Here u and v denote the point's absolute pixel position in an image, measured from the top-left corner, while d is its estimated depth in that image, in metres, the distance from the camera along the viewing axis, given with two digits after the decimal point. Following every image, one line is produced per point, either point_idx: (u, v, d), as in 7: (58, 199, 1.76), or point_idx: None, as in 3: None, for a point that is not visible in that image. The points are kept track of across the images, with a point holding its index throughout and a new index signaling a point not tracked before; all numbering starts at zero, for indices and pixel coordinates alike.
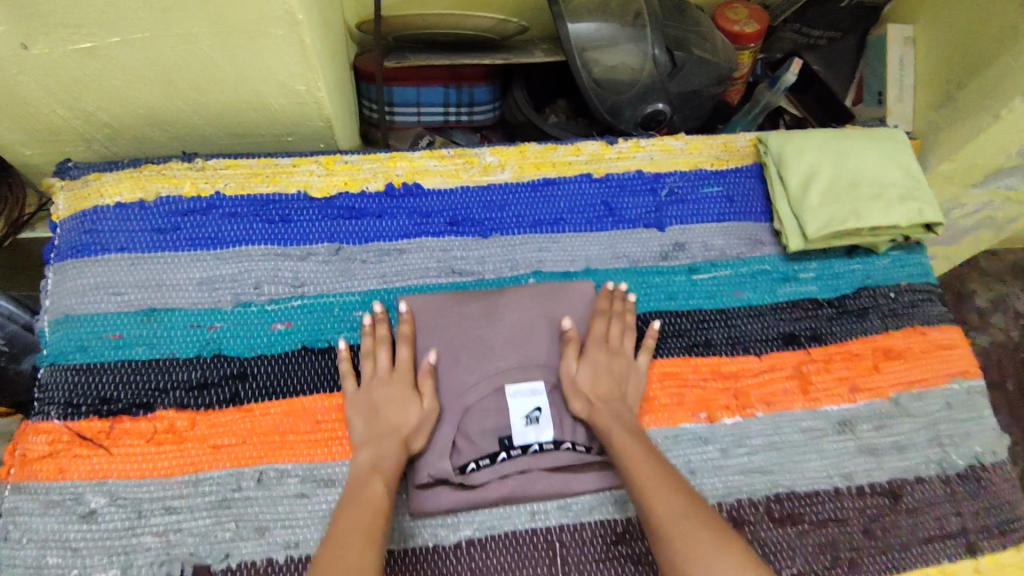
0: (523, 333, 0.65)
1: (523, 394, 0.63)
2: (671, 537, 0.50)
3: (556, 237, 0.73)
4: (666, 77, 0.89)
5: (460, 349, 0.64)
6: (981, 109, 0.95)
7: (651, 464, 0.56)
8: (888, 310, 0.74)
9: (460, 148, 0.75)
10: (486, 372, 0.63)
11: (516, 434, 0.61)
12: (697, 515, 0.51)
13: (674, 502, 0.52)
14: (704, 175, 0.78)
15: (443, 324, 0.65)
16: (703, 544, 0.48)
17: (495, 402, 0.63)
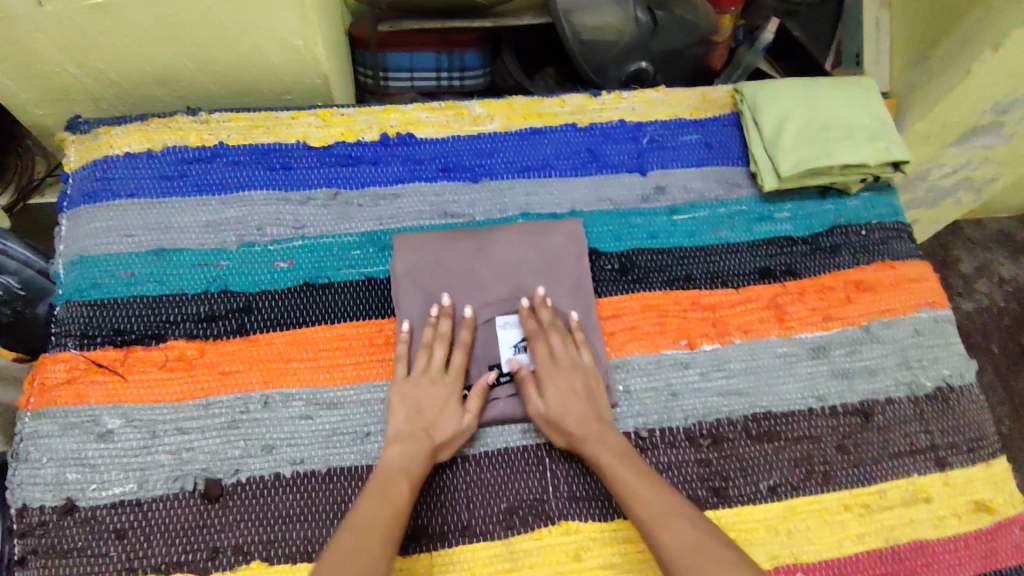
0: (511, 268, 0.69)
1: (512, 324, 0.68)
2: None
3: (543, 182, 0.77)
4: (648, 36, 0.93)
5: (453, 282, 0.68)
6: (954, 65, 0.98)
7: (656, 501, 0.56)
8: (860, 247, 0.78)
9: (451, 101, 0.79)
10: (478, 303, 0.68)
11: (506, 361, 0.67)
12: (713, 555, 0.52)
13: (687, 542, 0.53)
14: (684, 123, 0.82)
15: (436, 261, 0.68)
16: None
17: (486, 334, 0.68)
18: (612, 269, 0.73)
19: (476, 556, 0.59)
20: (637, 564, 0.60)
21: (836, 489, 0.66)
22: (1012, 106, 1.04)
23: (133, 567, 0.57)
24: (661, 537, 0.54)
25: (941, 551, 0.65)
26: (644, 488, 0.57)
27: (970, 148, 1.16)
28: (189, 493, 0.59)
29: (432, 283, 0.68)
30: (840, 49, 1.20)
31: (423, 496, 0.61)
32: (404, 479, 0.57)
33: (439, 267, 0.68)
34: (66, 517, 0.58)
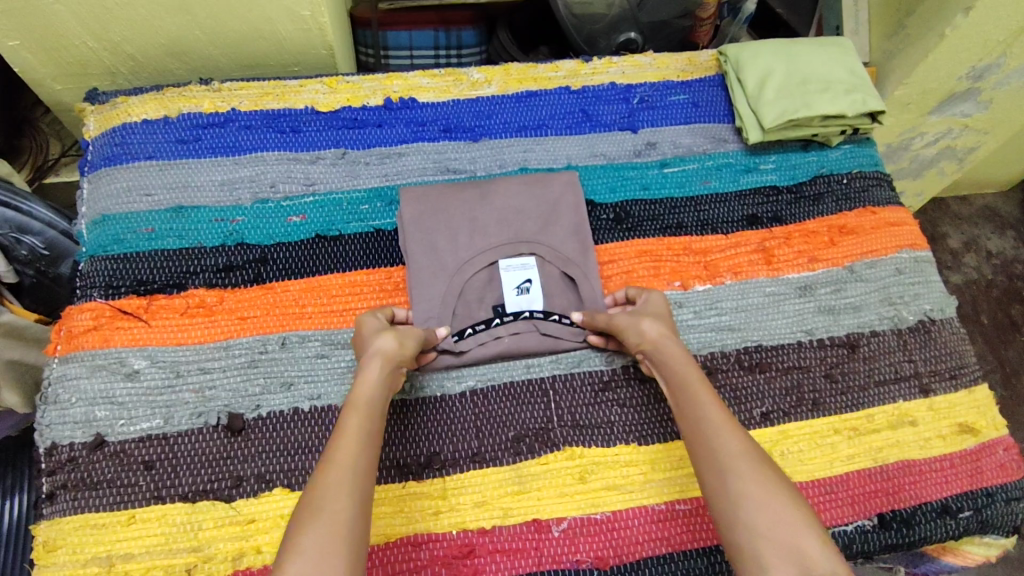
0: (511, 215, 0.73)
1: (515, 267, 0.71)
2: (732, 474, 0.52)
3: (539, 140, 0.81)
4: (636, 9, 0.97)
5: (457, 229, 0.72)
6: (928, 30, 1.03)
7: (720, 407, 0.57)
8: (841, 194, 0.82)
9: (450, 68, 0.84)
10: (481, 248, 0.71)
11: (509, 302, 0.70)
12: (763, 462, 0.53)
13: (739, 442, 0.54)
14: (671, 85, 0.86)
15: (443, 209, 0.72)
16: (756, 480, 0.51)
17: (488, 275, 0.71)
18: (608, 219, 0.77)
19: (487, 480, 0.63)
20: (639, 485, 0.64)
21: (826, 414, 0.69)
22: (987, 71, 1.09)
23: (161, 496, 0.60)
24: (718, 434, 0.55)
25: (928, 470, 0.68)
26: (709, 393, 0.58)
27: (949, 116, 1.20)
28: (213, 426, 0.62)
29: (439, 228, 0.72)
30: (822, 22, 1.22)
31: (434, 428, 0.64)
32: None
33: (446, 214, 0.72)
34: (95, 451, 0.61)
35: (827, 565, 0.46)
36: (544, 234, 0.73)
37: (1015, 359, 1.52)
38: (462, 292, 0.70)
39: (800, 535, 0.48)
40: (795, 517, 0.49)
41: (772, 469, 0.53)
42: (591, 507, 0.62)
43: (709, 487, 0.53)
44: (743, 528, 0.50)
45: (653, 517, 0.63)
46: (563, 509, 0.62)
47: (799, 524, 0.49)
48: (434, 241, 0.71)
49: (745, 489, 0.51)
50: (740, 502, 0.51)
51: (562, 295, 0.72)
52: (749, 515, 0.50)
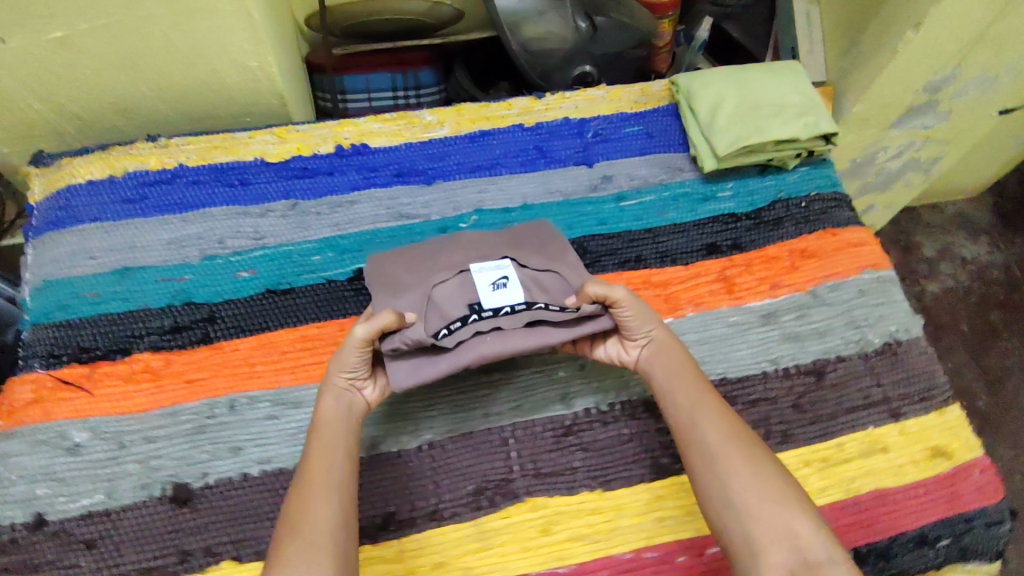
0: (480, 235, 0.69)
1: (488, 267, 0.64)
2: (720, 464, 0.55)
3: (494, 180, 0.80)
4: (589, 41, 0.98)
5: (424, 254, 0.67)
6: (880, 47, 1.03)
7: (711, 396, 0.59)
8: (802, 218, 0.81)
9: (402, 112, 0.83)
10: (450, 260, 0.65)
11: (487, 298, 0.61)
12: (751, 446, 0.56)
13: (723, 430, 0.57)
14: (625, 117, 0.86)
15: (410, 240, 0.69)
16: (745, 467, 0.54)
17: (461, 280, 0.63)
18: None
19: (447, 539, 0.60)
20: (605, 534, 0.62)
21: (796, 446, 0.67)
22: (943, 83, 1.11)
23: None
24: (702, 424, 0.57)
25: (904, 499, 0.66)
26: (699, 385, 0.60)
27: (909, 129, 1.22)
28: (158, 499, 0.60)
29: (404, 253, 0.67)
30: (777, 45, 1.21)
31: (391, 485, 0.62)
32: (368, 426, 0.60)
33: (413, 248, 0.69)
34: (35, 532, 0.58)
35: (820, 548, 0.50)
36: (517, 244, 0.68)
37: (999, 365, 1.60)
38: (433, 294, 0.62)
39: (794, 520, 0.51)
40: (786, 501, 0.52)
41: (760, 455, 0.55)
42: (556, 560, 0.60)
43: (700, 477, 0.56)
44: (733, 514, 0.53)
45: (619, 568, 0.61)
46: (526, 564, 0.60)
47: (788, 506, 0.52)
48: (401, 266, 0.66)
49: (735, 477, 0.54)
50: (733, 490, 0.53)
51: (546, 292, 0.64)
52: (738, 501, 0.53)
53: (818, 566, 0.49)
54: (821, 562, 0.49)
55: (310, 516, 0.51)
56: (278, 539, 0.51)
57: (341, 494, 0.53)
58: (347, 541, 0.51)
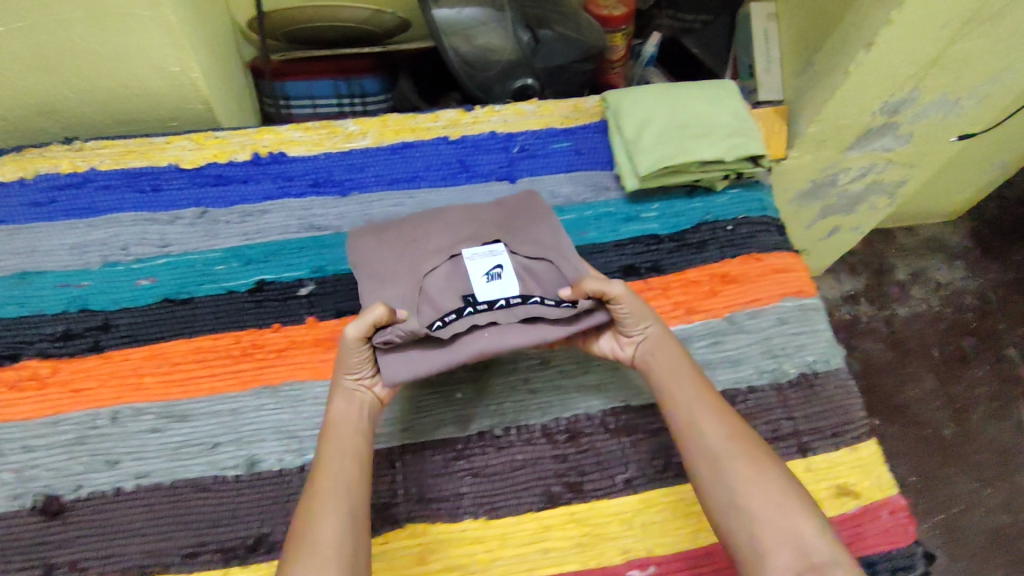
0: (469, 215, 0.68)
1: (481, 256, 0.64)
2: (726, 468, 0.56)
3: (411, 193, 0.79)
4: (530, 54, 0.96)
5: (411, 236, 0.66)
6: (833, 67, 1.00)
7: (710, 398, 0.61)
8: (726, 242, 0.79)
9: (325, 120, 0.81)
10: (439, 245, 0.65)
11: (481, 290, 0.62)
12: (756, 450, 0.57)
13: (725, 433, 0.58)
14: (554, 132, 0.84)
15: (400, 218, 0.69)
16: (748, 469, 0.56)
17: (450, 269, 0.64)
18: None
19: None
20: (485, 564, 0.60)
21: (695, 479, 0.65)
22: (902, 105, 1.09)
23: None
24: (704, 429, 0.58)
25: None
26: (699, 387, 0.61)
27: (870, 150, 1.20)
28: (27, 510, 0.59)
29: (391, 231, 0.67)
30: (737, 61, 1.20)
31: (269, 505, 0.60)
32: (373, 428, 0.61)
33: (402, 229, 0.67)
34: None
35: (822, 549, 0.51)
36: (510, 230, 0.67)
37: (964, 393, 1.58)
38: (426, 284, 0.63)
39: (797, 520, 0.53)
40: (790, 503, 0.54)
41: (764, 458, 0.57)
42: None
43: (704, 478, 0.57)
44: (739, 517, 0.54)
45: None
46: None
47: (792, 508, 0.54)
48: (387, 248, 0.65)
49: (740, 480, 0.55)
50: (736, 491, 0.55)
51: (537, 283, 0.65)
52: (745, 504, 0.54)
53: (821, 566, 0.50)
54: (825, 563, 0.51)
55: (317, 524, 0.52)
56: (294, 534, 0.52)
57: (348, 501, 0.54)
58: (357, 544, 0.52)
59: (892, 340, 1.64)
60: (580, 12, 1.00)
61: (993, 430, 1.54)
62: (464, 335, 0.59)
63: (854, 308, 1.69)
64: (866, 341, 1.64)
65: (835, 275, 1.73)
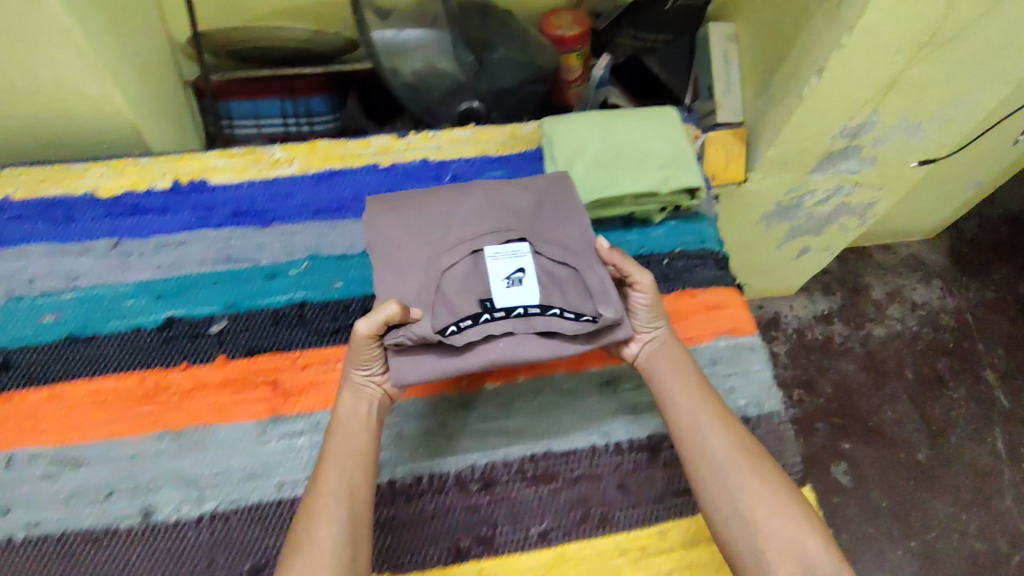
0: (493, 205, 0.66)
1: (502, 256, 0.61)
2: (731, 477, 0.56)
3: (336, 224, 0.75)
4: (475, 77, 0.93)
5: (429, 224, 0.65)
6: (790, 91, 0.97)
7: (712, 402, 0.61)
8: (660, 276, 0.76)
9: (250, 146, 0.79)
10: (460, 238, 0.63)
11: (498, 295, 0.60)
12: (759, 460, 0.57)
13: (731, 442, 0.58)
14: (489, 160, 0.82)
15: (419, 204, 0.66)
16: (753, 479, 0.56)
17: (469, 265, 0.62)
18: None
19: None
20: None
21: (613, 532, 0.62)
22: (862, 129, 1.06)
23: None
24: (709, 437, 0.58)
25: None
26: (701, 391, 0.61)
27: (835, 173, 1.17)
28: None
29: (412, 218, 0.65)
30: (698, 81, 1.15)
31: (161, 557, 0.58)
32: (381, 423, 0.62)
33: (424, 211, 0.65)
34: None
35: (826, 561, 0.52)
36: (537, 228, 0.65)
37: (941, 416, 1.54)
38: (441, 285, 0.60)
39: (801, 532, 0.53)
40: (794, 514, 0.54)
41: (767, 467, 0.57)
42: None
43: (707, 485, 0.57)
44: (744, 528, 0.54)
45: None
46: None
47: (797, 519, 0.54)
48: (401, 236, 0.64)
49: (746, 490, 0.55)
50: (739, 501, 0.55)
51: (559, 290, 0.62)
52: (752, 515, 0.54)
53: None
54: None
55: (316, 530, 0.52)
56: (296, 531, 0.53)
57: (348, 503, 0.54)
58: (356, 548, 0.53)
59: (868, 360, 1.60)
60: (529, 32, 0.98)
61: (969, 454, 1.50)
62: (478, 342, 0.59)
63: (828, 329, 1.65)
64: (840, 362, 1.60)
65: (808, 294, 1.69)
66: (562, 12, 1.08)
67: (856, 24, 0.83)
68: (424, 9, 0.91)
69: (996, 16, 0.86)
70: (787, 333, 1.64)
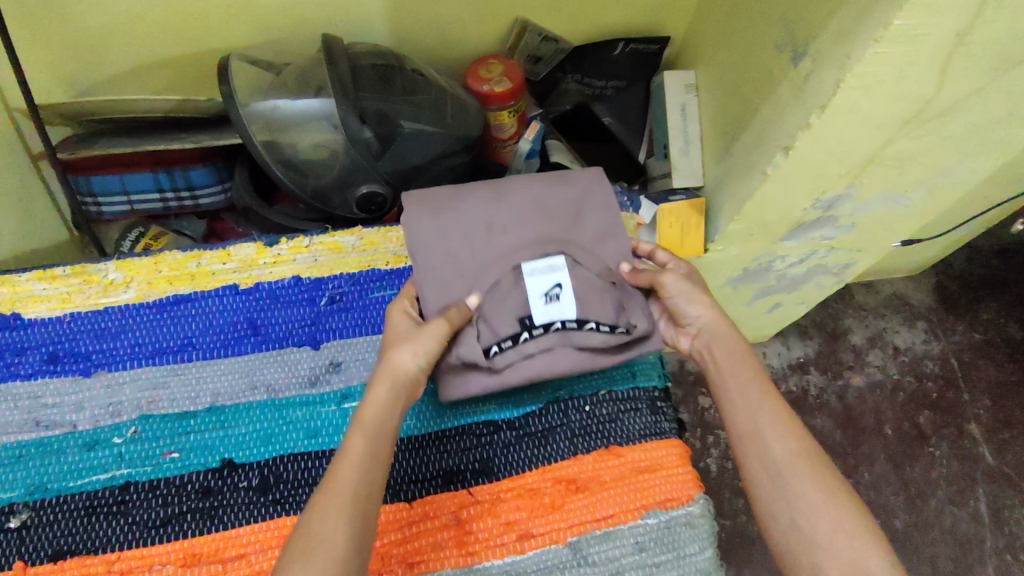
0: (532, 213, 0.62)
1: (541, 271, 0.58)
2: (786, 478, 0.50)
3: (178, 369, 0.61)
4: (375, 157, 0.77)
5: (469, 232, 0.60)
6: (752, 165, 0.80)
7: (776, 403, 0.54)
8: (578, 429, 0.62)
9: (80, 266, 0.64)
10: (498, 254, 0.59)
11: (538, 312, 0.57)
12: (822, 464, 0.50)
13: (790, 439, 0.52)
14: (376, 277, 0.67)
15: (453, 209, 0.61)
16: (812, 483, 0.49)
17: (509, 279, 0.58)
18: (248, 487, 0.57)
19: None
20: None
21: None
22: (836, 201, 0.87)
23: None
24: (765, 430, 0.52)
25: None
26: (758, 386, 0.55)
27: (809, 240, 0.98)
28: None
29: (446, 223, 0.60)
30: (652, 137, 1.00)
31: None
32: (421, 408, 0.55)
33: (470, 215, 0.61)
34: None
35: None
36: (574, 237, 0.62)
37: (920, 477, 1.20)
38: (481, 302, 0.58)
39: (866, 552, 0.46)
40: (856, 528, 0.47)
41: (832, 474, 0.50)
42: None
43: (757, 483, 0.51)
44: (797, 536, 0.48)
45: None
46: None
47: (861, 536, 0.47)
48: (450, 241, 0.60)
49: (803, 494, 0.49)
50: (799, 515, 0.48)
51: (599, 300, 0.59)
52: (807, 524, 0.48)
53: None
54: None
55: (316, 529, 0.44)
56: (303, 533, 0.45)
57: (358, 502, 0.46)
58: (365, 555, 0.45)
59: (845, 416, 1.24)
60: (444, 95, 0.82)
61: (950, 520, 1.17)
62: (516, 360, 0.58)
63: (803, 380, 1.28)
64: (815, 418, 1.24)
65: (782, 338, 1.33)
66: (491, 59, 0.91)
67: (827, 104, 0.66)
68: (306, 80, 0.76)
69: (999, 87, 0.67)
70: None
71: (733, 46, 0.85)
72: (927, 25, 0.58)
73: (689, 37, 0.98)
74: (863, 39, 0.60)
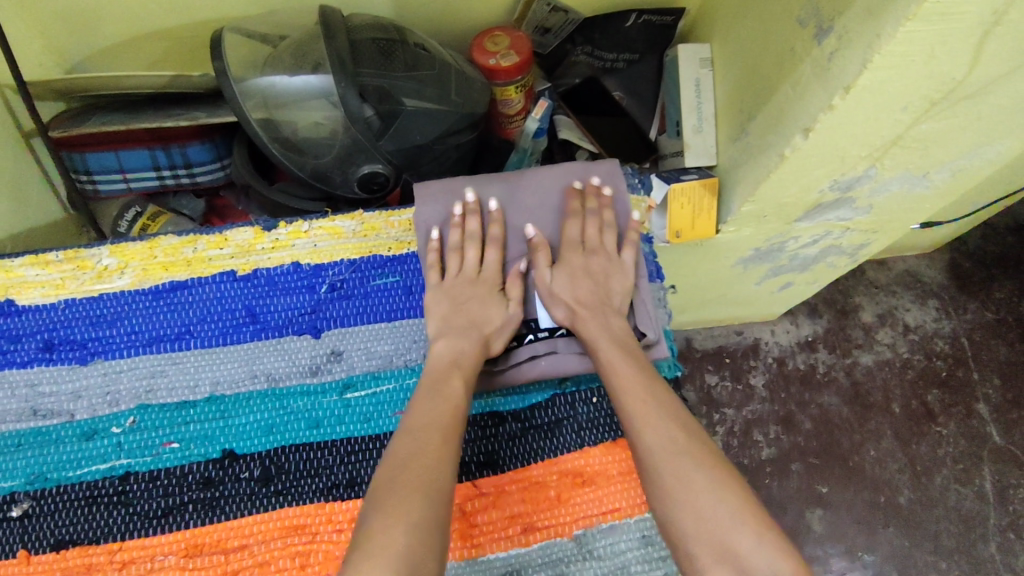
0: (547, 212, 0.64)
1: None
2: (665, 475, 0.50)
3: (175, 358, 0.60)
4: (375, 137, 0.74)
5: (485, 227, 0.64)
6: (768, 147, 0.77)
7: (654, 394, 0.54)
8: (584, 421, 0.61)
9: (73, 250, 0.63)
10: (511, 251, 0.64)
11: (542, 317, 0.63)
12: (694, 452, 0.51)
13: (665, 433, 0.52)
14: (378, 263, 0.65)
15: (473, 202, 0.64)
16: (689, 477, 0.49)
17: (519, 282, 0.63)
18: (250, 479, 0.56)
19: None
20: None
21: None
22: (855, 183, 0.83)
23: None
24: (642, 431, 0.52)
25: None
26: (641, 384, 0.55)
27: (823, 221, 0.94)
28: None
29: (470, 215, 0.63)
30: (664, 113, 0.95)
31: None
32: (440, 396, 0.54)
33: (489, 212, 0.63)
34: None
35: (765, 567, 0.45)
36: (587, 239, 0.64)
37: (926, 454, 1.17)
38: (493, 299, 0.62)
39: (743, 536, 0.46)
40: (729, 510, 0.47)
41: (708, 460, 0.50)
42: None
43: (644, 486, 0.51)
44: (676, 532, 0.48)
45: None
46: None
47: (735, 517, 0.47)
48: (464, 251, 0.62)
49: (674, 491, 0.49)
50: (678, 508, 0.49)
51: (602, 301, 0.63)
52: (677, 519, 0.49)
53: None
54: None
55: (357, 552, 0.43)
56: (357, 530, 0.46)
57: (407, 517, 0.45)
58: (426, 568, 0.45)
59: (853, 394, 1.21)
60: (448, 68, 0.79)
61: (954, 498, 1.14)
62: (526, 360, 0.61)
63: (810, 358, 1.25)
64: (821, 395, 1.22)
65: (790, 315, 1.29)
66: (497, 31, 0.87)
67: (851, 85, 0.62)
68: (303, 54, 0.72)
69: None
70: (766, 362, 1.25)
71: (753, 20, 0.80)
72: (961, 3, 0.54)
73: (705, 6, 0.93)
74: (894, 17, 0.56)
